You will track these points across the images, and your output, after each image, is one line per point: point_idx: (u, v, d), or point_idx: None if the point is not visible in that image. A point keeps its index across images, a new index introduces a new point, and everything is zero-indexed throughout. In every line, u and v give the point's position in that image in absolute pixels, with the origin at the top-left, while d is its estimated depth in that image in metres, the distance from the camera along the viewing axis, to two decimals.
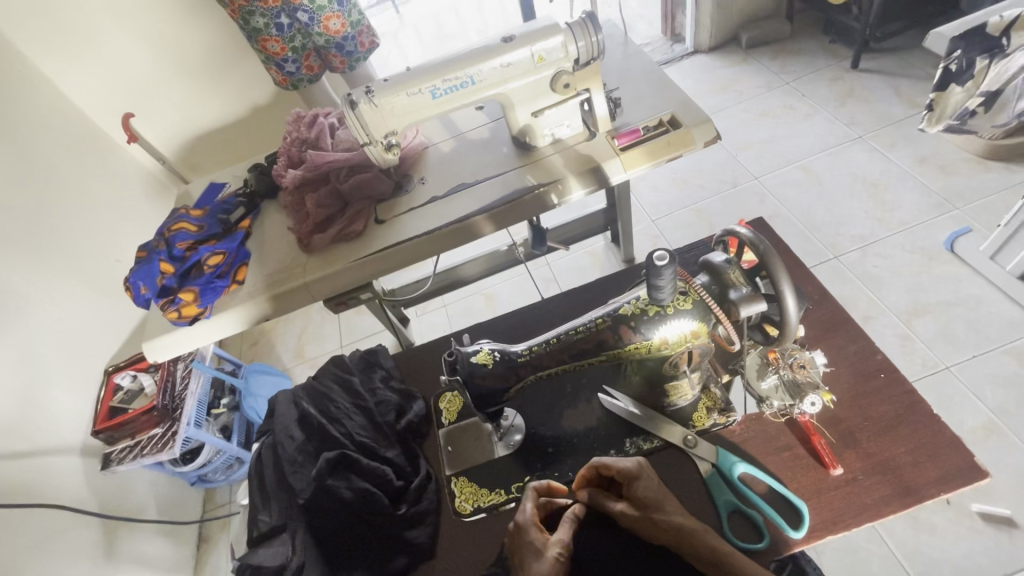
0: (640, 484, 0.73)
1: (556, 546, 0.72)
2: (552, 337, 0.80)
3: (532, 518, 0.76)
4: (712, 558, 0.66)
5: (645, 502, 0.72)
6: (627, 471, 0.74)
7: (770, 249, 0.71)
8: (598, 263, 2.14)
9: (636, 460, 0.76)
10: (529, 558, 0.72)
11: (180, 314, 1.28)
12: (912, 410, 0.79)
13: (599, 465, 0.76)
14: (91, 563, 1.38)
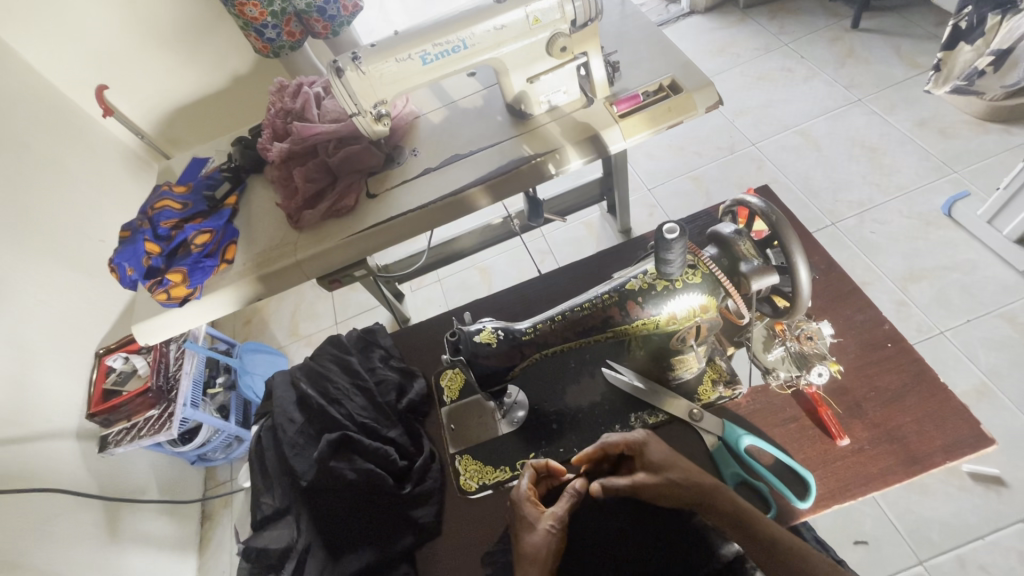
0: (651, 450, 0.73)
1: (549, 518, 0.72)
2: (557, 313, 0.77)
3: (528, 493, 0.76)
4: (734, 513, 0.67)
5: (659, 466, 0.72)
6: (635, 442, 0.74)
7: (783, 219, 0.68)
8: (593, 234, 2.12)
9: (643, 431, 0.76)
10: (522, 532, 0.73)
11: (169, 295, 1.24)
12: (919, 379, 0.78)
13: (606, 444, 0.76)
14: (94, 545, 1.39)
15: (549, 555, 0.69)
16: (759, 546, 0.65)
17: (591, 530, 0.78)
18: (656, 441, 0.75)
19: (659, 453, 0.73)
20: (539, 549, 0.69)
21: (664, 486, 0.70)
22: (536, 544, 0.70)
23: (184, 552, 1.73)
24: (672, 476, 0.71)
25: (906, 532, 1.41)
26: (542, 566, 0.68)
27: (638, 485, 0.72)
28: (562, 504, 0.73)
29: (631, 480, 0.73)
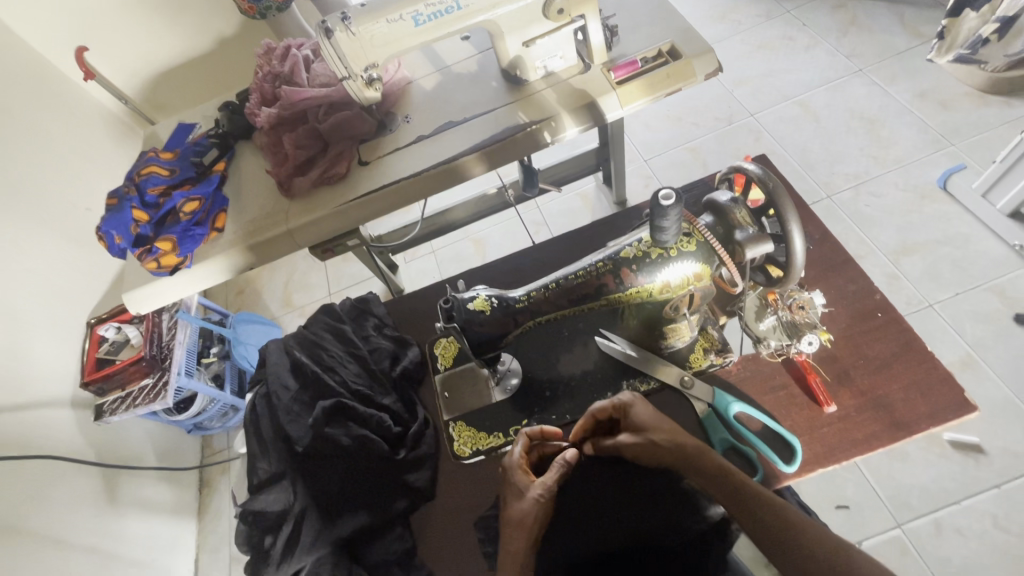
0: (637, 411, 0.77)
1: (538, 487, 0.73)
2: (551, 281, 0.77)
3: (520, 461, 0.77)
4: (716, 472, 0.70)
5: (643, 427, 0.76)
6: (620, 404, 0.79)
7: (778, 187, 0.69)
8: (588, 206, 2.10)
9: (629, 394, 0.80)
10: (511, 499, 0.74)
11: (159, 263, 1.23)
12: (907, 348, 0.80)
13: (594, 411, 0.80)
14: (94, 510, 1.42)
15: (534, 522, 0.70)
16: (738, 502, 0.66)
17: (582, 495, 0.80)
18: (643, 402, 0.79)
19: (643, 415, 0.77)
20: (524, 516, 0.71)
21: (644, 446, 0.75)
22: (521, 511, 0.72)
23: (183, 517, 1.76)
24: (653, 437, 0.75)
25: (886, 496, 1.46)
26: (527, 531, 0.70)
27: (620, 445, 0.77)
28: (551, 475, 0.74)
29: (616, 441, 0.78)
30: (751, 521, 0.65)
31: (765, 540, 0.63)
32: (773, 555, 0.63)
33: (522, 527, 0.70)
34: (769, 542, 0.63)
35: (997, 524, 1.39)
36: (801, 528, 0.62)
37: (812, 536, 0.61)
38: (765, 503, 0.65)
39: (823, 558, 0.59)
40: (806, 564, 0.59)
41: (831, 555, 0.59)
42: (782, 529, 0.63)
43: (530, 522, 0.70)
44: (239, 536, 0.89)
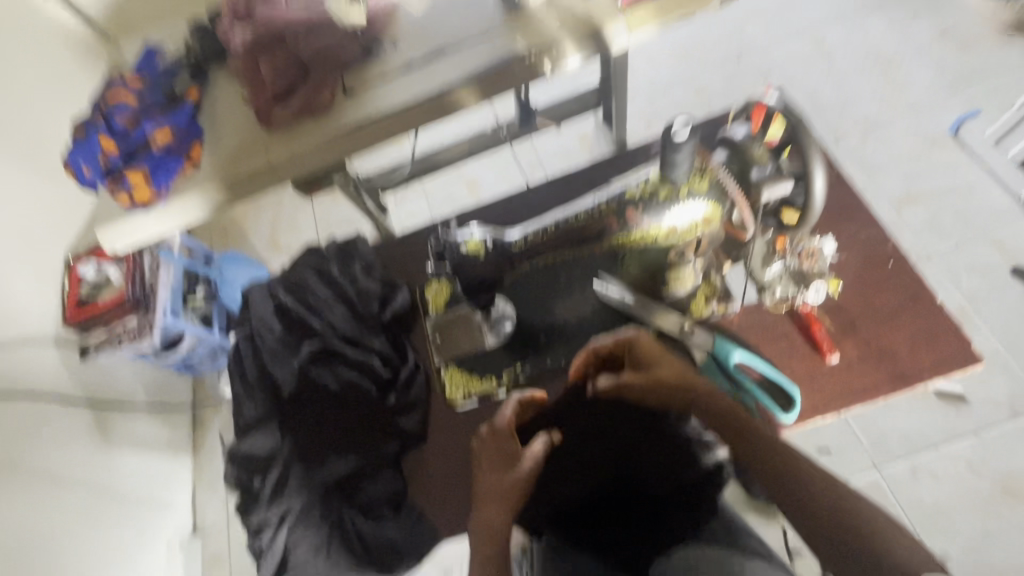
0: (641, 347, 0.78)
1: (529, 459, 0.78)
2: (551, 225, 0.89)
3: (508, 424, 0.80)
4: (728, 413, 0.73)
5: (650, 366, 0.78)
6: (625, 340, 0.79)
7: (804, 126, 0.72)
8: (587, 147, 2.00)
9: (633, 330, 0.80)
10: (489, 469, 0.78)
11: (132, 198, 1.16)
12: (916, 299, 0.77)
13: (596, 346, 0.81)
14: (86, 447, 1.42)
15: (517, 492, 0.76)
16: (740, 444, 0.72)
17: (578, 436, 0.84)
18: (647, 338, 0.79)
19: (652, 354, 0.78)
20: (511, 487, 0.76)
21: (652, 385, 0.77)
22: (500, 483, 0.77)
23: (178, 454, 1.75)
24: (661, 374, 0.77)
25: (869, 443, 1.48)
26: (509, 497, 0.76)
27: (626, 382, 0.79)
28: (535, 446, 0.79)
29: (618, 380, 0.80)
30: (755, 459, 0.71)
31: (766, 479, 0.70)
32: (770, 491, 0.70)
33: (505, 501, 0.76)
34: (768, 480, 0.70)
35: (970, 467, 1.44)
36: (799, 466, 0.69)
37: (808, 475, 0.68)
38: (774, 447, 0.70)
39: (820, 496, 0.66)
40: (804, 502, 0.67)
41: (826, 493, 0.66)
42: (784, 469, 0.69)
43: (514, 492, 0.76)
44: (227, 476, 0.88)
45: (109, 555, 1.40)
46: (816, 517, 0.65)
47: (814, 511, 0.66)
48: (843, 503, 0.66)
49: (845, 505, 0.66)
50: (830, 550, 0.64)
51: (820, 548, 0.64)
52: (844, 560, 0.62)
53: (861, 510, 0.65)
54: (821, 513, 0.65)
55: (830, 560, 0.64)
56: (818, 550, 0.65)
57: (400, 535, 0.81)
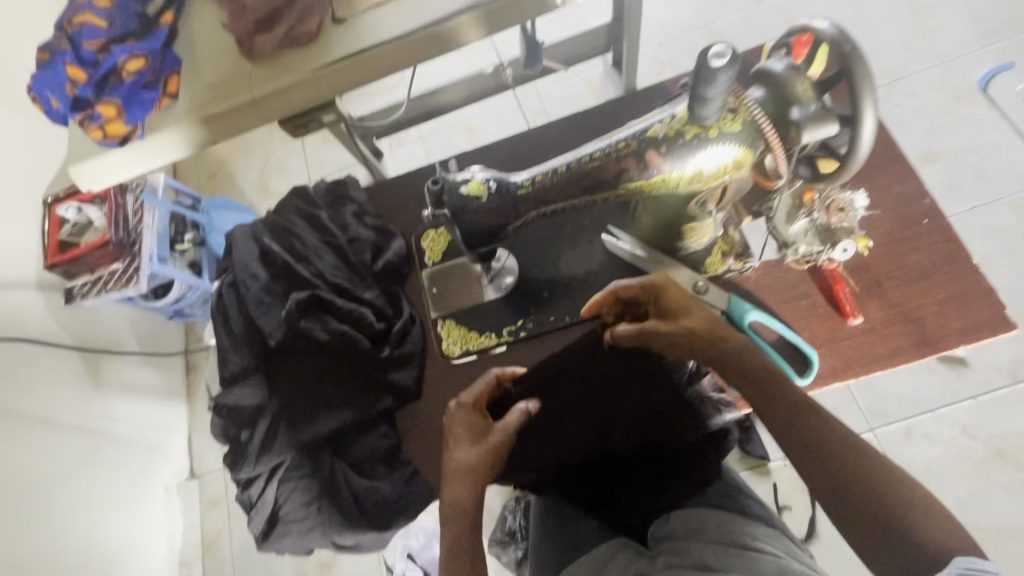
0: (670, 295, 0.71)
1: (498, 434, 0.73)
2: (561, 164, 0.65)
3: (474, 403, 0.75)
4: (762, 372, 0.65)
5: (677, 314, 0.70)
6: (653, 286, 0.72)
7: (857, 53, 0.57)
8: (594, 92, 1.88)
9: (662, 275, 0.73)
10: (454, 444, 0.74)
11: (106, 133, 0.98)
12: (950, 260, 0.72)
13: (619, 288, 0.74)
14: (76, 392, 1.39)
15: (481, 471, 0.72)
16: (770, 404, 0.64)
17: (587, 393, 0.78)
18: (675, 286, 0.72)
19: (680, 303, 0.71)
20: (471, 465, 0.72)
21: (678, 335, 0.69)
22: (464, 462, 0.72)
23: (173, 401, 1.72)
24: (690, 324, 0.69)
25: (863, 404, 1.43)
26: (473, 479, 0.71)
27: (649, 331, 0.71)
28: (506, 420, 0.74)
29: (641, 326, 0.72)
30: (780, 421, 0.64)
31: (792, 443, 0.63)
32: (796, 456, 0.63)
33: (464, 480, 0.71)
34: (795, 444, 0.63)
35: (965, 432, 1.37)
36: (831, 430, 0.62)
37: (842, 440, 0.61)
38: (813, 414, 0.63)
39: (851, 463, 0.59)
40: (830, 470, 0.60)
41: (856, 460, 0.60)
42: (813, 432, 0.62)
43: (478, 469, 0.71)
44: (214, 428, 0.84)
45: (103, 499, 1.39)
46: (843, 487, 0.59)
47: (841, 481, 0.59)
48: (875, 471, 0.59)
49: (878, 474, 0.58)
50: (855, 523, 0.58)
51: (843, 520, 0.59)
52: (869, 534, 0.57)
53: (894, 479, 0.58)
54: (850, 483, 0.59)
55: (852, 533, 0.58)
56: (841, 522, 0.59)
57: (393, 492, 0.79)
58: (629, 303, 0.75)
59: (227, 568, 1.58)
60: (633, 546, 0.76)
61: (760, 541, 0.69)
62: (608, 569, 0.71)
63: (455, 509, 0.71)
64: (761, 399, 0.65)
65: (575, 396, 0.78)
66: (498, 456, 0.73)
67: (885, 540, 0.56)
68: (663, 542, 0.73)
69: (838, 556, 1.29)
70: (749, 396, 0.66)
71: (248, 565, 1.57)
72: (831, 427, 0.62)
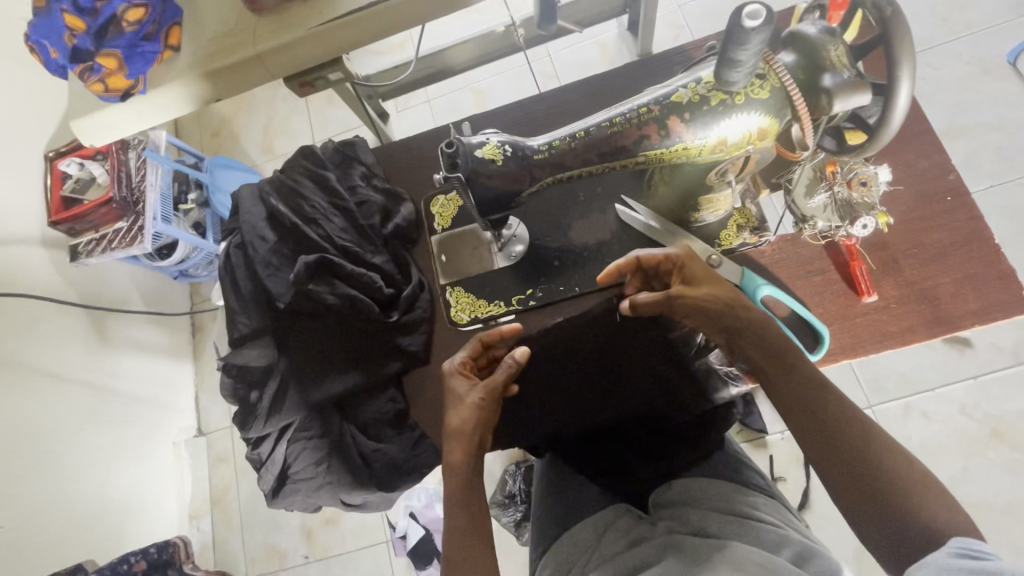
0: (692, 267, 0.70)
1: (477, 393, 0.72)
2: (580, 129, 0.63)
3: (459, 368, 0.74)
4: (780, 349, 0.65)
5: (699, 286, 0.69)
6: (676, 257, 0.70)
7: (900, 16, 0.56)
8: (607, 56, 1.81)
9: (685, 247, 0.71)
10: (450, 405, 0.73)
11: (106, 87, 0.93)
12: (971, 239, 0.71)
13: (641, 255, 0.71)
14: (84, 349, 1.41)
15: (472, 432, 0.70)
16: (787, 381, 0.64)
17: (592, 359, 0.81)
18: (699, 259, 0.71)
19: (704, 274, 0.69)
20: (461, 422, 0.71)
21: (700, 304, 0.68)
22: (460, 420, 0.71)
23: (179, 359, 1.74)
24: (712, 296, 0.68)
25: (864, 380, 1.44)
26: (467, 440, 0.70)
27: (671, 297, 0.70)
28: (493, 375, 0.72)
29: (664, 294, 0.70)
30: (794, 397, 0.63)
31: (803, 419, 0.62)
32: (805, 434, 0.62)
33: (460, 439, 0.70)
34: (806, 420, 0.62)
35: (963, 412, 1.38)
36: (845, 410, 0.61)
37: (854, 419, 0.61)
38: (830, 396, 0.62)
39: (861, 443, 0.59)
40: (840, 448, 0.59)
41: (866, 441, 0.59)
42: (827, 409, 0.61)
43: (471, 425, 0.71)
44: (223, 388, 0.84)
45: (114, 453, 1.42)
46: (850, 465, 0.59)
47: (850, 459, 0.59)
48: (884, 452, 0.58)
49: (886, 455, 0.58)
50: (858, 501, 0.58)
51: (846, 498, 0.59)
52: (873, 513, 0.57)
53: (903, 461, 0.58)
54: (858, 462, 0.58)
55: (856, 512, 0.58)
56: (844, 499, 0.59)
57: (401, 454, 0.80)
58: (648, 270, 0.74)
59: (235, 522, 1.62)
60: (634, 511, 0.76)
61: (761, 512, 0.69)
62: (608, 534, 0.72)
63: (452, 469, 0.70)
64: (776, 373, 0.65)
65: (587, 359, 0.81)
66: (490, 410, 0.72)
67: (888, 520, 0.56)
68: (662, 510, 0.74)
69: (830, 526, 1.32)
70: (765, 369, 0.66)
71: (255, 519, 1.62)
72: (846, 407, 0.62)
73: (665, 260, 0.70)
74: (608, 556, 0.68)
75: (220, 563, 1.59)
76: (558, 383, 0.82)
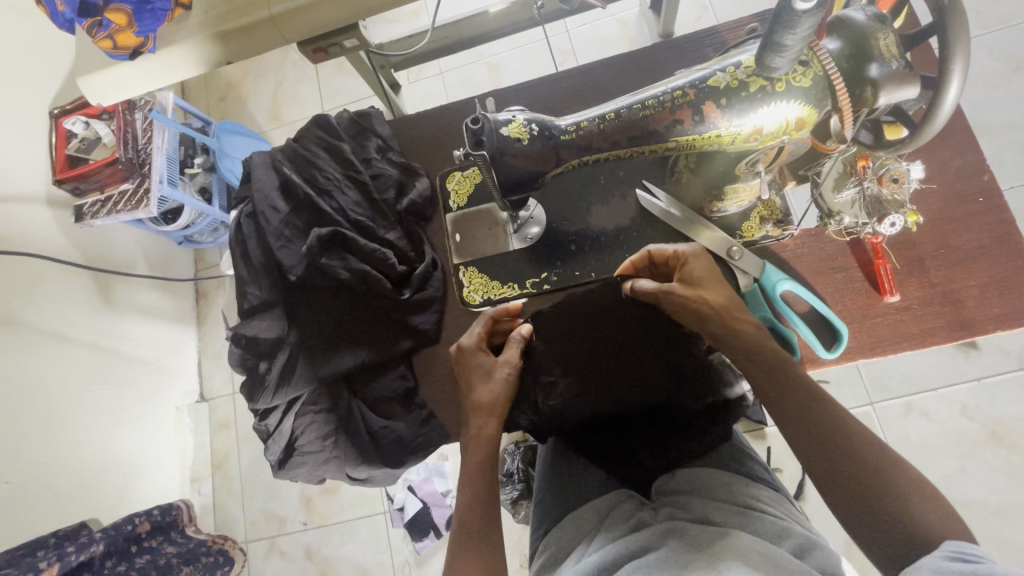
0: (694, 266, 0.71)
1: (506, 366, 0.75)
2: (610, 110, 0.61)
3: (480, 342, 0.76)
4: (775, 362, 0.65)
5: (697, 282, 0.70)
6: (681, 254, 0.71)
7: (958, 6, 0.53)
8: (626, 35, 1.76)
9: (697, 246, 0.72)
10: (479, 380, 0.74)
11: (115, 43, 0.88)
12: (1000, 243, 0.70)
13: (654, 250, 0.73)
14: (88, 310, 1.40)
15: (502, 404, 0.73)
16: (783, 391, 0.63)
17: (605, 345, 0.81)
18: (705, 257, 0.71)
19: (705, 274, 0.70)
20: (495, 399, 0.73)
21: (695, 304, 0.69)
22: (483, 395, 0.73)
23: (183, 325, 1.74)
24: (708, 298, 0.69)
25: (868, 377, 1.43)
26: (499, 413, 0.73)
27: (667, 292, 0.70)
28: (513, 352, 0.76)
29: (662, 286, 0.71)
30: (781, 401, 0.63)
31: (790, 425, 0.62)
32: (799, 447, 0.61)
33: (484, 424, 0.72)
34: (802, 436, 0.61)
35: (964, 412, 1.38)
36: (837, 418, 0.60)
37: (848, 429, 0.60)
38: (827, 409, 0.61)
39: (845, 443, 0.59)
40: (836, 461, 0.58)
41: (852, 442, 0.59)
42: (819, 418, 0.61)
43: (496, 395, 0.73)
44: (232, 358, 0.84)
45: (118, 415, 1.43)
46: (836, 468, 0.58)
47: (850, 475, 0.57)
48: (879, 460, 0.58)
49: (882, 465, 0.57)
50: (859, 517, 0.56)
51: (846, 513, 0.57)
52: (873, 528, 0.55)
53: (895, 464, 0.57)
54: (857, 477, 0.57)
55: (856, 526, 0.57)
56: (845, 515, 0.58)
57: (409, 432, 0.80)
58: (657, 266, 0.75)
59: (236, 487, 1.65)
60: (636, 497, 0.76)
61: (764, 504, 0.69)
62: (608, 518, 0.71)
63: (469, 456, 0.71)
64: (767, 383, 0.64)
65: (599, 343, 0.82)
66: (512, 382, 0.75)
67: (886, 533, 0.55)
68: (665, 497, 0.74)
69: (823, 518, 1.33)
70: (754, 377, 0.66)
71: (255, 484, 1.64)
72: (832, 408, 0.61)
73: (673, 255, 0.71)
74: (608, 537, 0.68)
75: (220, 525, 1.62)
76: (567, 371, 0.81)
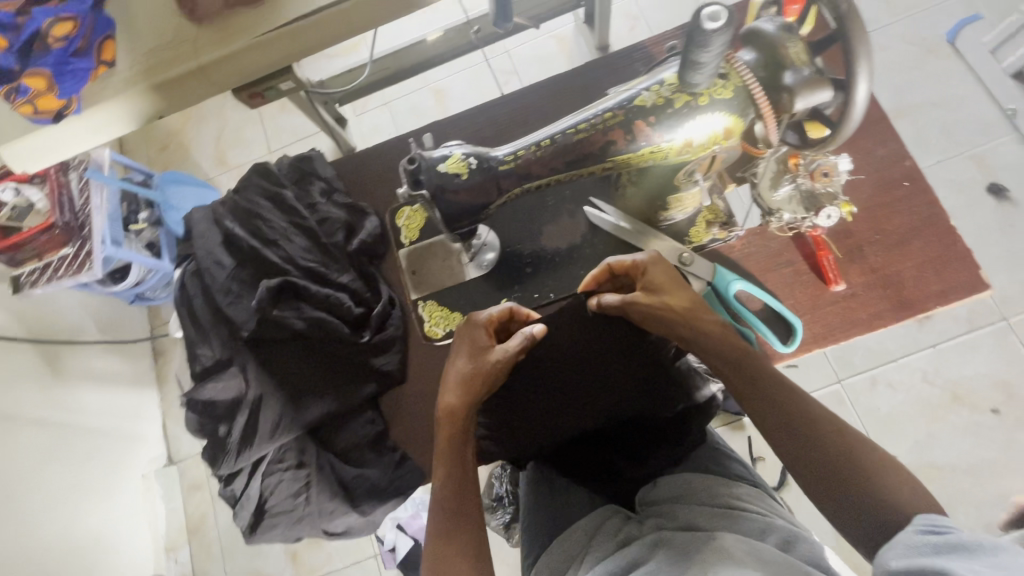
0: (652, 272, 0.71)
1: (499, 354, 0.70)
2: (546, 136, 0.61)
3: (486, 325, 0.72)
4: (740, 355, 0.65)
5: (657, 288, 0.70)
6: (639, 263, 0.71)
7: (856, 11, 0.57)
8: (565, 51, 1.80)
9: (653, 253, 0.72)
10: (463, 351, 0.72)
11: (35, 107, 0.82)
12: (928, 224, 0.74)
13: (613, 263, 0.73)
14: (37, 385, 1.32)
15: (474, 381, 0.70)
16: (751, 388, 0.64)
17: (571, 363, 0.81)
18: (662, 263, 0.71)
19: (664, 277, 0.70)
20: (467, 379, 0.70)
21: (659, 310, 0.69)
22: (461, 371, 0.71)
23: (142, 387, 1.66)
24: (670, 301, 0.69)
25: (833, 357, 1.48)
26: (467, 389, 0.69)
27: (631, 304, 0.71)
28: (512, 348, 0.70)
29: (625, 298, 0.71)
30: (754, 397, 0.64)
31: (764, 420, 0.63)
32: (774, 441, 0.62)
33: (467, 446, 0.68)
34: (774, 429, 0.62)
35: (925, 380, 1.43)
36: (803, 405, 0.62)
37: (815, 415, 0.61)
38: (793, 399, 0.62)
39: (815, 430, 0.60)
40: (807, 451, 0.59)
41: (820, 425, 0.60)
42: (787, 409, 0.62)
43: (476, 379, 0.70)
44: (189, 424, 0.80)
45: (78, 493, 1.34)
46: (812, 457, 0.59)
47: (822, 463, 0.58)
48: (846, 442, 0.59)
49: (849, 447, 0.59)
50: (835, 504, 0.58)
51: (825, 503, 0.58)
52: (848, 513, 0.57)
53: (862, 444, 0.59)
54: (830, 463, 0.58)
55: (833, 512, 0.58)
56: (823, 503, 0.59)
57: (382, 478, 0.77)
58: (618, 278, 0.75)
59: (215, 551, 1.57)
60: (622, 511, 0.74)
61: (745, 502, 0.69)
62: (596, 538, 0.70)
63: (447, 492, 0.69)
64: (739, 381, 0.65)
65: (571, 361, 0.81)
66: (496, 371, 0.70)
67: (859, 515, 0.56)
68: (650, 508, 0.73)
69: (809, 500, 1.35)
70: (728, 377, 0.66)
71: (236, 545, 1.56)
72: (799, 396, 0.62)
73: (631, 266, 0.71)
74: (599, 557, 0.66)
75: None
76: (540, 392, 0.81)
